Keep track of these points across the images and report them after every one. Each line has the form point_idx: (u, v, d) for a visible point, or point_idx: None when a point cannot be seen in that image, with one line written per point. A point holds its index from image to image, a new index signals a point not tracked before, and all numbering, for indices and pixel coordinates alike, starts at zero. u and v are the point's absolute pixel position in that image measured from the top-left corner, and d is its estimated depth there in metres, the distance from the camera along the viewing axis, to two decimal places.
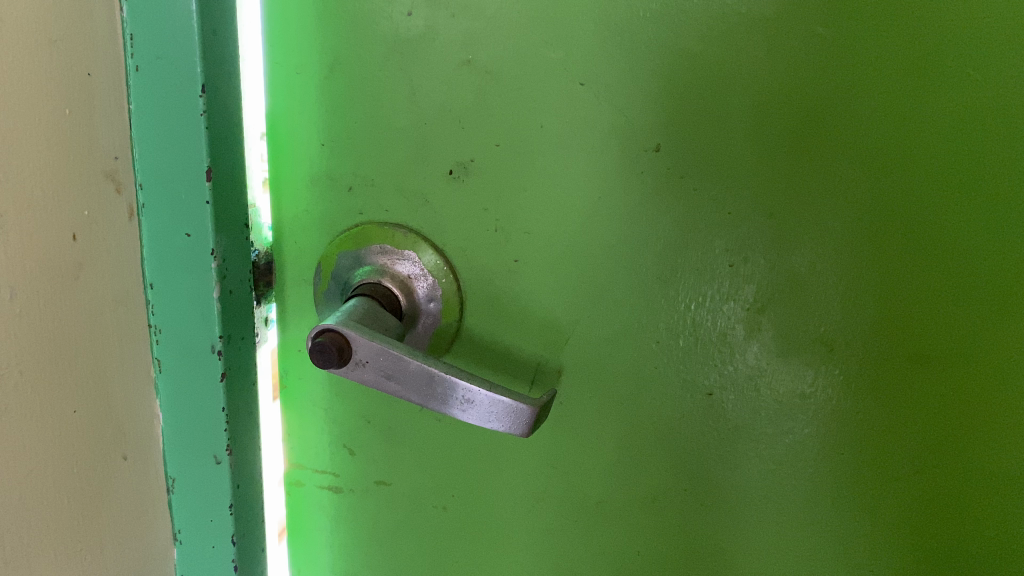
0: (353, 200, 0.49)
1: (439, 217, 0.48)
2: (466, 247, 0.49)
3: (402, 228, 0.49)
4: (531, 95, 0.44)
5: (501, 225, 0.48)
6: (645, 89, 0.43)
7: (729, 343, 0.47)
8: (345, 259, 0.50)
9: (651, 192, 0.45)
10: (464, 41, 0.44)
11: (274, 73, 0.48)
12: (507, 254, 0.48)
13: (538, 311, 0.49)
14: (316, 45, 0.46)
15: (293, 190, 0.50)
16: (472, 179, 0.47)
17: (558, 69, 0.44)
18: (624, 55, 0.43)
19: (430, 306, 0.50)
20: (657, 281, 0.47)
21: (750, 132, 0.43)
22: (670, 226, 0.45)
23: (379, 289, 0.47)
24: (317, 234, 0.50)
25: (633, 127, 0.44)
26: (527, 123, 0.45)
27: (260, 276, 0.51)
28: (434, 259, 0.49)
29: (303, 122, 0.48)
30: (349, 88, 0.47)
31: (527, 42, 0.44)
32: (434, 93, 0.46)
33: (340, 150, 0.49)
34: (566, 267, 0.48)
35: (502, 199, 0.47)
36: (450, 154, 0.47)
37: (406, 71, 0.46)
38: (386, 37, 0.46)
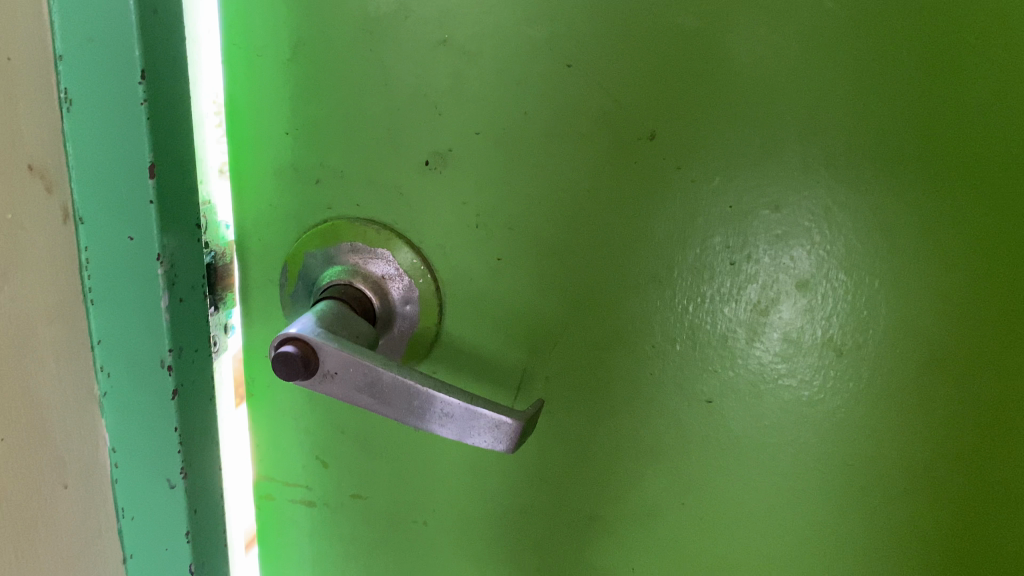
0: (321, 194, 0.45)
1: (415, 211, 0.44)
2: (445, 245, 0.45)
3: (374, 224, 0.45)
4: (514, 78, 0.40)
5: (484, 220, 0.44)
6: (639, 72, 0.39)
7: (731, 347, 0.43)
8: (313, 258, 0.46)
9: (646, 184, 0.41)
10: (440, 18, 0.40)
11: (233, 55, 0.44)
12: (489, 252, 0.44)
13: (523, 314, 0.45)
14: (277, 25, 0.42)
15: (256, 182, 0.46)
16: (450, 170, 0.43)
17: (543, 49, 0.40)
18: (616, 33, 0.39)
19: (407, 309, 0.46)
20: (653, 281, 0.43)
21: (755, 118, 0.39)
22: (668, 221, 0.41)
23: (350, 291, 0.44)
24: (284, 232, 0.46)
25: (626, 114, 0.40)
26: (510, 109, 0.41)
27: (219, 279, 0.47)
28: (410, 258, 0.45)
29: (266, 109, 0.44)
30: (314, 72, 0.43)
31: (508, 19, 0.40)
32: (408, 77, 0.42)
33: (306, 139, 0.44)
34: (552, 266, 0.44)
35: (483, 191, 0.43)
36: (425, 143, 0.43)
37: (377, 53, 0.42)
38: (354, 14, 0.41)
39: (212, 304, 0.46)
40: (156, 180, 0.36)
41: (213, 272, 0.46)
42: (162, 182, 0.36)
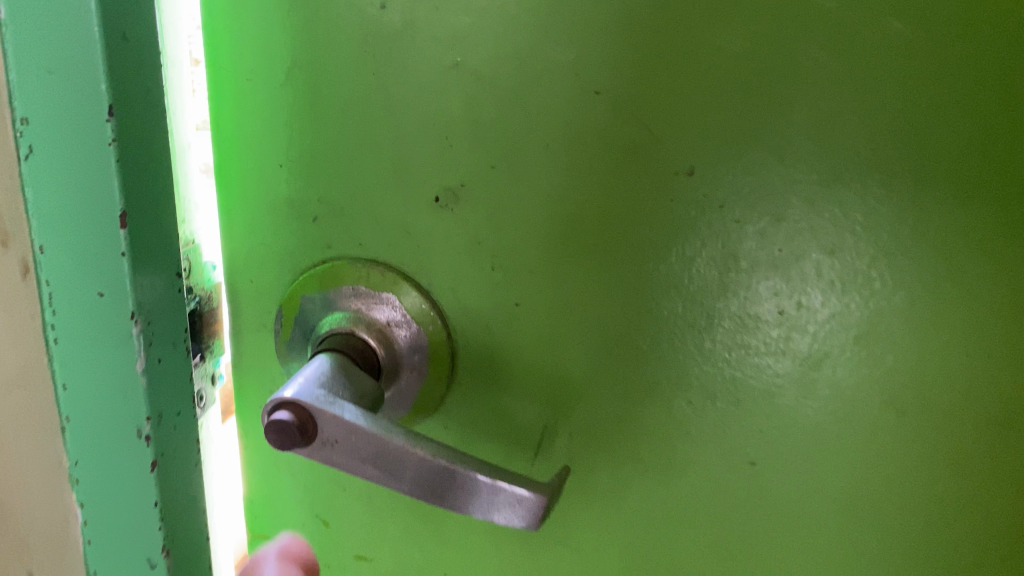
0: (320, 232, 0.41)
1: (423, 251, 0.40)
2: (456, 288, 0.40)
3: (378, 264, 0.41)
4: (534, 105, 0.36)
5: (500, 262, 0.39)
6: (675, 100, 0.35)
7: (778, 407, 0.38)
8: (311, 302, 0.42)
9: (683, 224, 0.36)
10: (451, 39, 0.36)
11: (219, 80, 0.39)
12: (506, 297, 0.40)
13: (543, 365, 0.40)
14: (268, 48, 0.38)
15: (249, 218, 0.42)
16: (463, 207, 0.39)
17: (567, 74, 0.35)
18: (650, 56, 0.34)
19: (415, 358, 0.41)
20: (690, 330, 0.38)
21: (807, 152, 0.34)
22: (708, 265, 0.37)
23: (351, 341, 0.39)
24: (279, 273, 0.42)
25: (661, 146, 0.35)
26: (530, 140, 0.37)
27: (205, 326, 0.43)
28: (417, 302, 0.41)
29: (258, 138, 0.40)
30: (311, 98, 0.38)
31: (528, 40, 0.35)
32: (414, 104, 0.37)
33: (302, 172, 0.40)
34: (576, 314, 0.39)
35: (499, 229, 0.39)
36: (434, 177, 0.38)
37: (380, 77, 0.37)
38: (354, 35, 0.37)
39: (197, 355, 0.42)
40: (128, 230, 0.32)
41: (198, 319, 0.42)
42: (135, 233, 0.32)
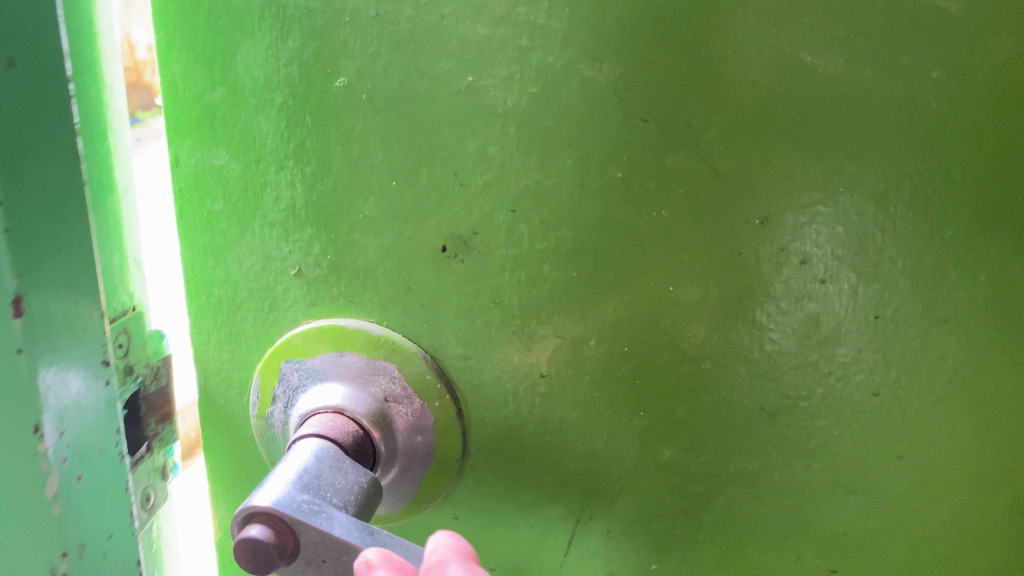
0: (304, 287, 0.34)
1: (428, 313, 0.33)
2: (469, 355, 0.33)
3: (374, 324, 0.33)
4: (568, 136, 0.29)
5: (524, 327, 0.32)
6: (743, 130, 0.27)
7: (870, 507, 0.31)
8: (293, 372, 0.34)
9: (752, 286, 0.29)
10: (462, 54, 0.29)
11: (180, 104, 0.33)
12: (531, 370, 0.32)
13: (573, 451, 0.33)
14: (240, 65, 0.31)
15: (220, 268, 0.35)
16: (477, 260, 0.31)
17: (607, 98, 0.28)
18: (712, 76, 0.27)
19: (417, 441, 0.34)
20: (762, 414, 0.30)
21: (914, 196, 0.27)
22: (785, 337, 0.29)
23: (341, 422, 0.32)
24: (255, 333, 0.35)
25: (727, 187, 0.28)
26: (563, 178, 0.30)
27: (155, 410, 0.36)
28: (421, 371, 0.33)
29: (226, 175, 0.33)
30: (290, 127, 0.32)
31: (557, 56, 0.28)
32: (417, 134, 0.30)
33: (280, 215, 0.33)
34: (616, 390, 0.32)
35: (521, 288, 0.31)
36: (441, 222, 0.31)
37: (374, 100, 0.30)
38: (342, 50, 0.30)
39: (143, 446, 0.35)
40: (25, 320, 0.25)
41: (143, 403, 0.35)
42: (35, 320, 0.25)
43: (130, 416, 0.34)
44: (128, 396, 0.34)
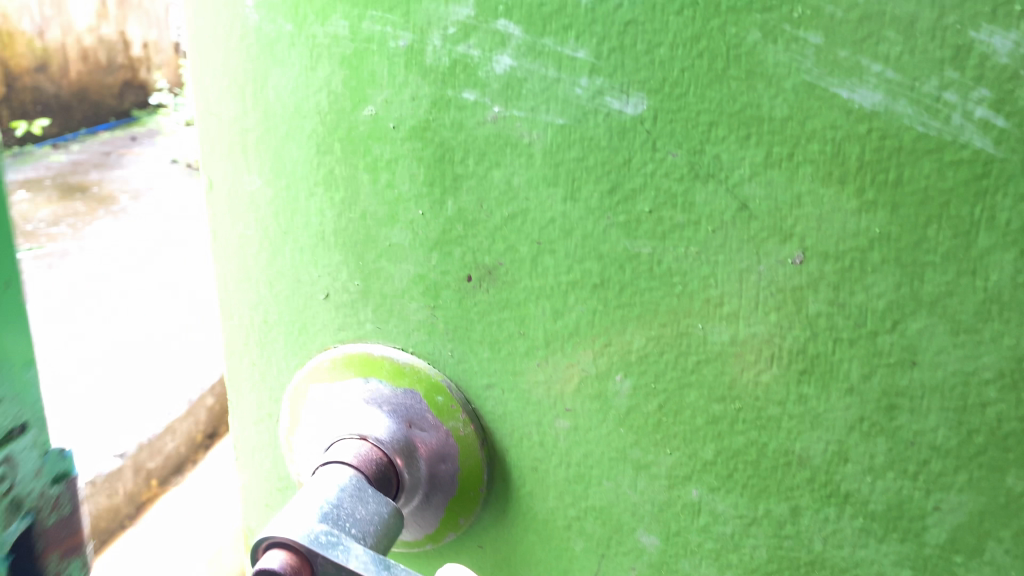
0: (332, 312, 0.34)
1: (454, 342, 0.32)
2: (494, 386, 0.33)
3: (401, 352, 0.33)
4: (595, 167, 0.28)
5: (548, 360, 0.31)
6: (774, 165, 0.27)
7: (906, 561, 0.29)
8: (320, 396, 0.35)
9: (783, 324, 0.28)
10: (489, 85, 0.29)
11: (216, 129, 0.33)
12: (555, 403, 0.32)
13: (597, 485, 0.32)
14: (271, 93, 0.31)
15: (253, 291, 0.35)
16: (503, 291, 0.31)
17: (634, 131, 0.28)
18: (744, 110, 0.26)
19: (440, 470, 0.33)
20: (790, 455, 0.29)
21: (955, 238, 0.25)
22: (816, 379, 0.28)
23: (364, 450, 0.32)
24: (285, 354, 0.36)
25: (757, 222, 0.27)
26: (590, 211, 0.29)
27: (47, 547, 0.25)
28: (444, 401, 0.33)
29: (257, 201, 0.33)
30: (318, 155, 0.32)
31: (585, 88, 0.28)
32: (444, 163, 0.30)
33: (309, 242, 0.33)
34: (642, 426, 0.31)
35: (546, 319, 0.31)
36: (468, 252, 0.31)
37: (401, 130, 0.30)
38: (370, 79, 0.30)
39: None
40: None
41: (41, 541, 0.24)
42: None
43: (19, 573, 0.24)
44: (11, 547, 0.23)
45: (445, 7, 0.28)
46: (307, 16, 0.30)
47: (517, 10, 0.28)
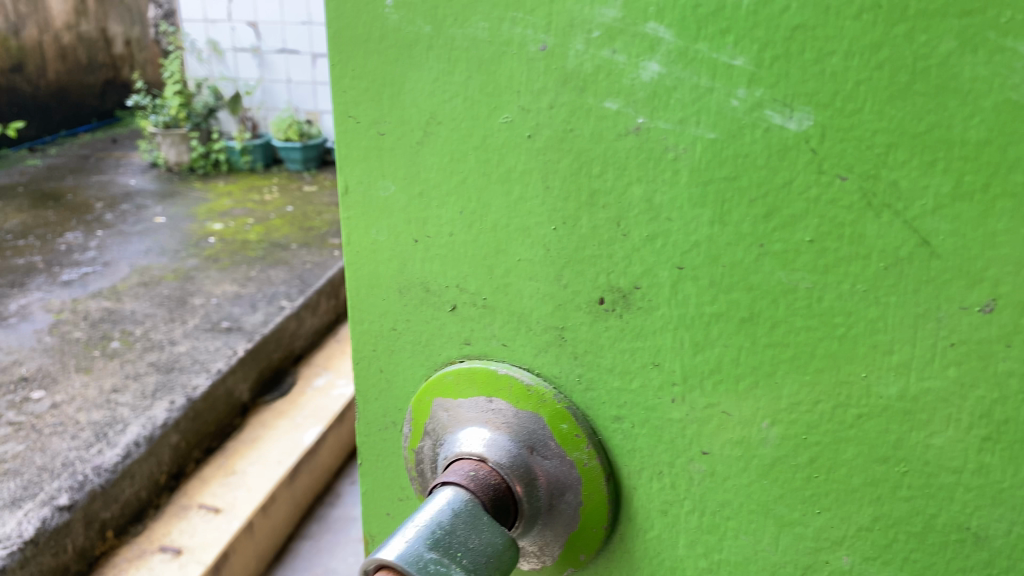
0: (458, 325, 0.33)
1: (583, 366, 0.30)
2: (622, 419, 0.30)
3: (525, 373, 0.31)
4: (748, 189, 0.25)
5: (685, 397, 0.28)
6: (964, 196, 0.22)
7: None
8: (443, 411, 0.33)
9: (965, 382, 0.24)
10: (633, 94, 0.26)
11: (349, 131, 0.32)
12: (690, 444, 0.29)
13: (733, 536, 0.29)
14: (407, 96, 0.30)
15: (382, 296, 0.34)
16: (637, 318, 0.28)
17: (795, 151, 0.24)
18: (929, 131, 0.22)
19: (562, 502, 0.31)
20: (965, 535, 0.25)
21: None
22: (1002, 448, 0.24)
23: (483, 474, 0.30)
24: (411, 364, 0.34)
25: (938, 262, 0.23)
26: (740, 237, 0.26)
27: None
28: (569, 429, 0.30)
29: (391, 206, 0.32)
30: (451, 162, 0.30)
31: (742, 99, 0.24)
32: (580, 177, 0.28)
33: (439, 250, 0.32)
34: (788, 480, 0.27)
35: (683, 352, 0.28)
36: (601, 272, 0.28)
37: (536, 140, 0.28)
38: (507, 83, 0.28)
39: None
40: None
41: None
42: None
43: None
44: None
45: (590, 8, 0.26)
46: (446, 17, 0.28)
47: (669, 11, 0.25)
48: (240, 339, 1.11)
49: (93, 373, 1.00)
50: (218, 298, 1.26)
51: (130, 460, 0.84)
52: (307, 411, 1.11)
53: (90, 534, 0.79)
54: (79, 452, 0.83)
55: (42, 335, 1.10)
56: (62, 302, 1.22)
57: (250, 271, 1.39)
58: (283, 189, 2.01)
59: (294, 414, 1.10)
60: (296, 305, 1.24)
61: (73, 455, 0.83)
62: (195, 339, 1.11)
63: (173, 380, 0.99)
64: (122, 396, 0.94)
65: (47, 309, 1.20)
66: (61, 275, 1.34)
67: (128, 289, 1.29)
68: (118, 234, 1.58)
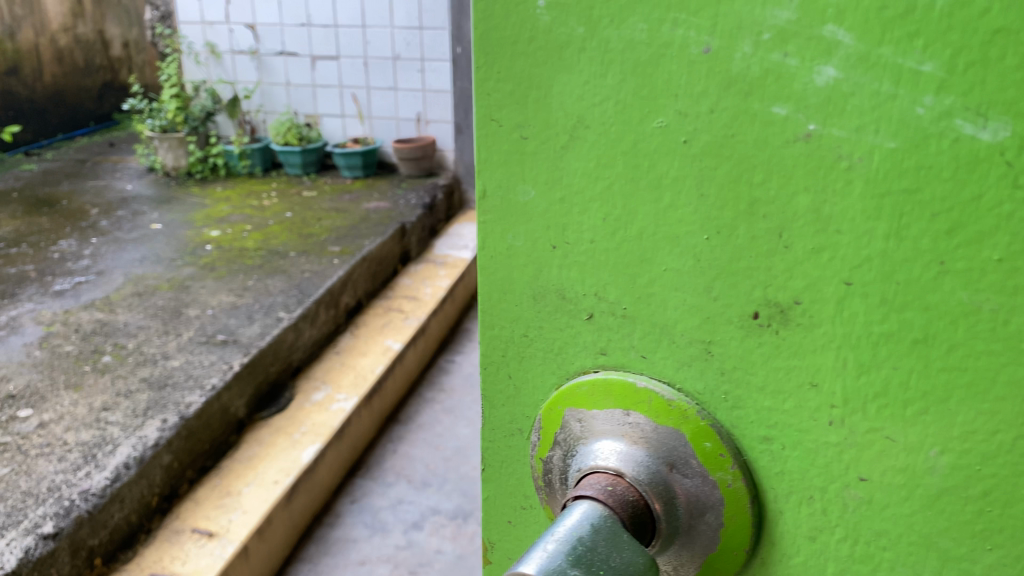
0: (595, 334, 0.32)
1: (730, 383, 0.29)
2: (771, 440, 0.29)
3: (666, 388, 0.30)
4: (931, 202, 0.24)
5: (844, 420, 0.27)
6: None
7: None
8: (575, 422, 0.32)
9: None
10: (804, 100, 0.25)
11: (491, 134, 0.31)
12: (846, 469, 0.27)
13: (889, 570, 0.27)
14: (555, 99, 0.29)
15: (516, 302, 0.33)
16: (794, 335, 0.27)
17: (988, 163, 0.22)
18: None
19: (701, 523, 0.30)
20: None
21: None
22: None
23: (622, 491, 0.29)
24: (542, 372, 0.34)
25: None
26: (918, 254, 0.24)
27: None
28: (711, 448, 0.29)
29: (531, 211, 0.31)
30: (598, 167, 0.29)
31: (929, 107, 0.23)
32: (739, 186, 0.27)
33: (579, 257, 0.31)
34: (957, 514, 0.26)
35: (845, 372, 0.26)
36: (757, 286, 0.27)
37: (692, 146, 0.27)
38: (664, 88, 0.27)
39: None
40: None
41: None
42: None
43: None
44: None
45: (760, 10, 0.25)
46: (602, 18, 0.27)
47: (850, 12, 0.23)
48: (237, 356, 1.27)
49: (82, 393, 1.16)
50: (210, 312, 1.42)
51: (118, 483, 0.98)
52: (306, 427, 1.27)
53: (76, 563, 0.91)
54: (65, 477, 0.97)
55: (35, 355, 1.26)
56: (52, 318, 1.39)
57: (252, 283, 1.56)
58: (285, 194, 2.17)
59: (293, 431, 1.26)
60: (296, 317, 1.41)
61: (61, 481, 0.96)
62: (189, 356, 1.27)
63: (168, 400, 1.14)
64: (110, 415, 1.10)
65: (24, 321, 1.37)
66: (50, 287, 1.52)
67: (120, 301, 1.46)
68: (119, 246, 1.75)
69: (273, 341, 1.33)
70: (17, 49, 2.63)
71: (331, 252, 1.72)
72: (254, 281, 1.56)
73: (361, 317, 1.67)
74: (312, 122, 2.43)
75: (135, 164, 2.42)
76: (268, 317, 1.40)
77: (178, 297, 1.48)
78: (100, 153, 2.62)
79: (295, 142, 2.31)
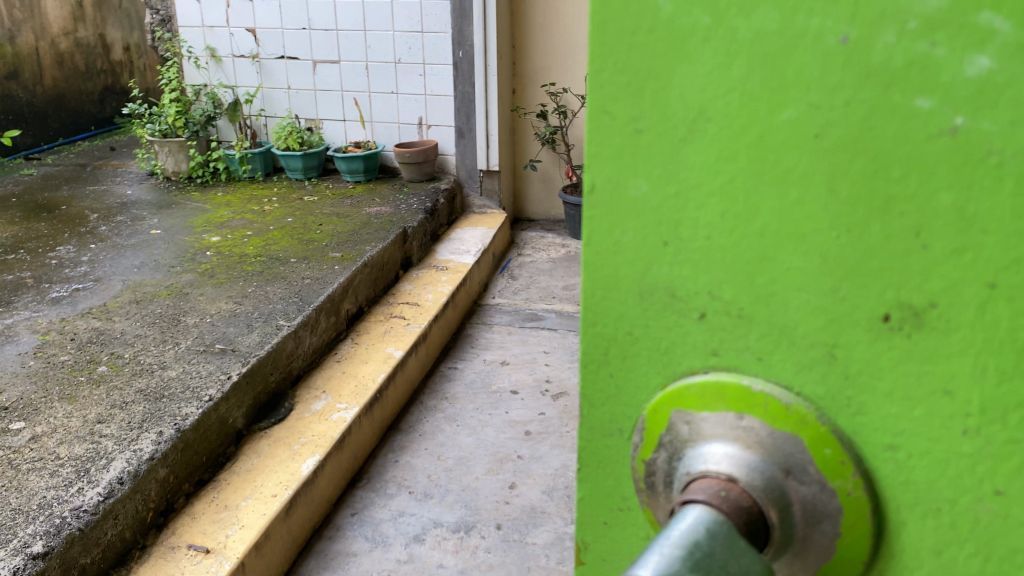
0: (707, 335, 0.31)
1: (855, 389, 0.28)
2: (897, 449, 0.27)
3: (784, 392, 0.29)
4: None
5: (981, 430, 0.26)
6: None
7: None
8: (683, 425, 0.31)
9: None
10: (953, 93, 0.24)
11: (601, 126, 0.30)
12: (981, 480, 0.26)
13: None
14: (676, 89, 0.28)
15: (620, 301, 0.32)
16: (929, 339, 0.26)
17: None
18: None
19: (818, 532, 0.29)
20: None
21: None
22: None
23: (735, 495, 0.29)
24: (645, 373, 0.33)
25: None
26: None
27: None
28: (832, 456, 0.28)
29: (642, 207, 0.30)
30: (720, 161, 0.28)
31: None
32: (876, 182, 0.25)
33: (693, 255, 0.30)
34: None
35: (986, 379, 0.25)
36: (890, 288, 0.26)
37: (825, 139, 0.26)
38: (797, 78, 0.26)
39: None
40: None
41: None
42: None
43: None
44: None
45: None
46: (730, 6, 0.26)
47: None
48: (233, 364, 1.26)
49: (75, 405, 1.15)
50: (208, 318, 1.43)
51: (112, 498, 0.96)
52: (303, 437, 1.26)
53: None
54: (54, 492, 0.96)
55: (31, 365, 1.26)
56: (49, 327, 1.40)
57: (250, 289, 1.56)
58: (327, 199, 2.18)
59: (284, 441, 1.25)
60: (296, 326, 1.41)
61: (51, 496, 0.95)
62: (184, 365, 1.26)
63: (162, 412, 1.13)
64: (104, 428, 1.09)
65: (23, 331, 1.39)
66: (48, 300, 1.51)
67: (117, 309, 1.47)
68: (120, 253, 1.77)
69: (272, 351, 1.33)
70: (22, 53, 2.70)
71: (333, 259, 1.73)
72: (256, 288, 1.57)
73: (366, 323, 1.67)
74: (312, 123, 2.39)
75: (160, 169, 2.46)
76: (267, 324, 1.40)
77: (178, 305, 1.48)
78: (121, 157, 2.66)
79: (295, 146, 2.29)
